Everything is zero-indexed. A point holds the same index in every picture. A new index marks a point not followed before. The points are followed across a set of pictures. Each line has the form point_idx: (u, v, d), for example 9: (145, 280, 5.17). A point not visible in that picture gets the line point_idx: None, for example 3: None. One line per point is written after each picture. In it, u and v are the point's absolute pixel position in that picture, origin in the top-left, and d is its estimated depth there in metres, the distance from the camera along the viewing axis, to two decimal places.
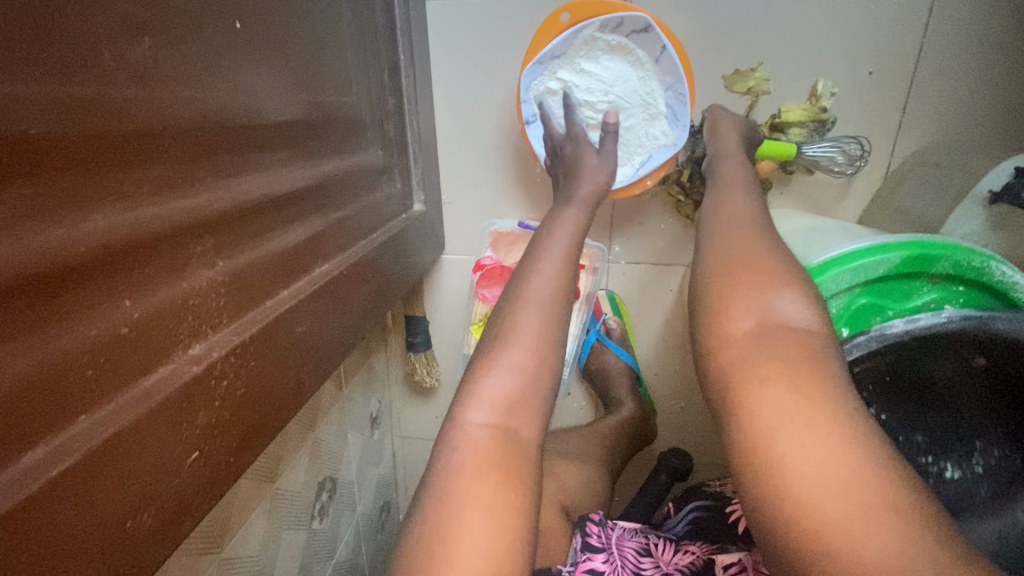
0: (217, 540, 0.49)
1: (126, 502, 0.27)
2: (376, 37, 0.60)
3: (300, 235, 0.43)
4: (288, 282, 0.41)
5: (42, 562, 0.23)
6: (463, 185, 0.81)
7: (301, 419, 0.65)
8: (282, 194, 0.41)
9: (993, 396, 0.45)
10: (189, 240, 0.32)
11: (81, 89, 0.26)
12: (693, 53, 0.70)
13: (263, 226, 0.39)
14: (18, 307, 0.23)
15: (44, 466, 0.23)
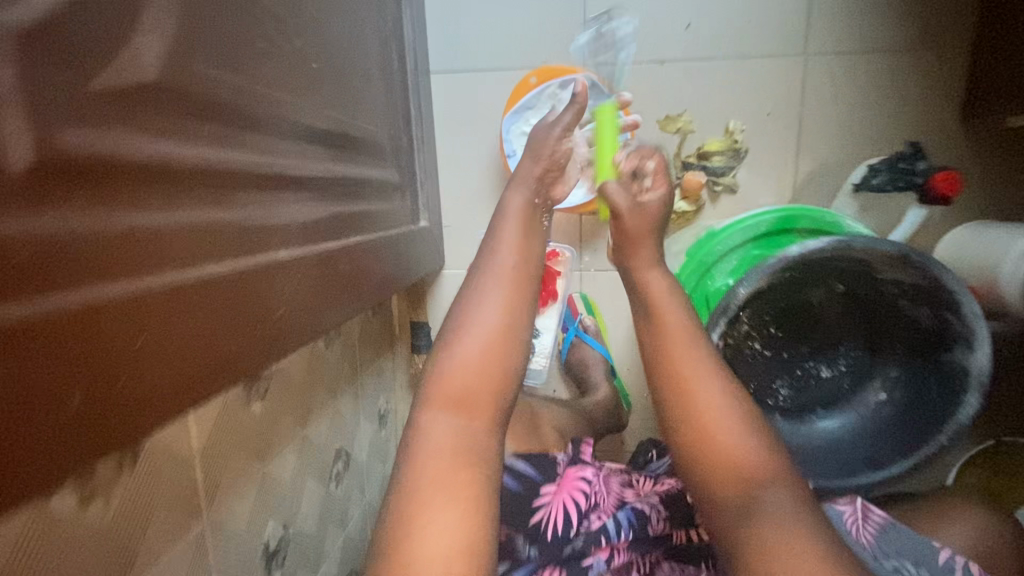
0: (262, 455, 0.62)
1: (196, 324, 0.35)
2: (395, 92, 0.81)
3: (331, 207, 0.57)
4: (321, 236, 0.54)
5: (147, 329, 0.31)
6: (460, 212, 1.00)
7: (326, 387, 0.79)
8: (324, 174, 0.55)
9: (847, 313, 0.64)
10: (265, 177, 0.45)
11: (226, 56, 0.40)
12: (634, 104, 0.93)
13: (309, 192, 0.53)
14: (170, 165, 0.34)
15: (166, 266, 0.33)
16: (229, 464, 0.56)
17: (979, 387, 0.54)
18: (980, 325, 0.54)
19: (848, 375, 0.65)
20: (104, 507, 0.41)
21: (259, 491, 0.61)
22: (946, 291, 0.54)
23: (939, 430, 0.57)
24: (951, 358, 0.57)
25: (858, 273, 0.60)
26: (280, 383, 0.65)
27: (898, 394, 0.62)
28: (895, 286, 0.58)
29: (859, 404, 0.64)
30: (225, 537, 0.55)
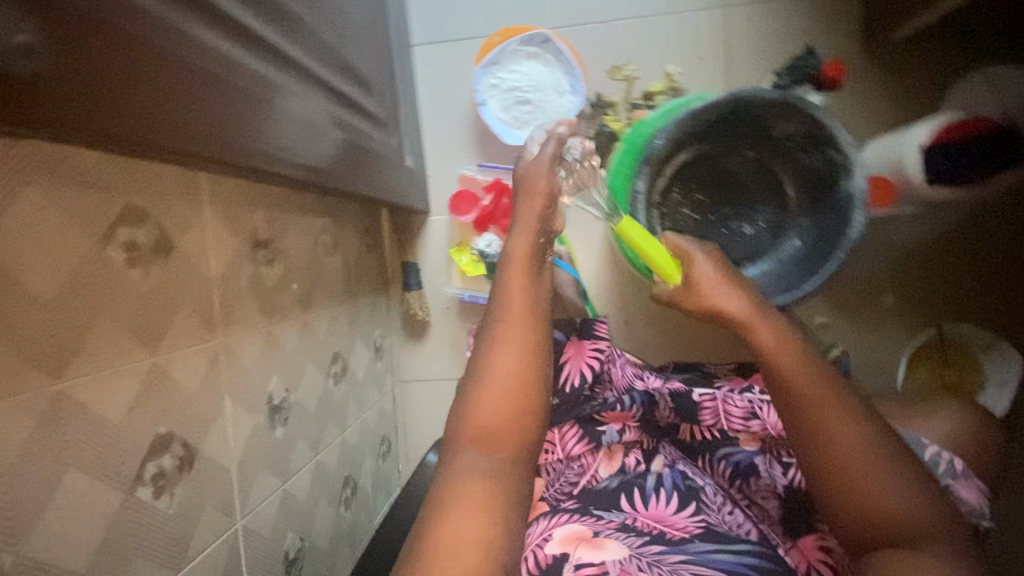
0: (268, 313, 0.72)
1: (166, 91, 0.44)
2: (381, 46, 0.96)
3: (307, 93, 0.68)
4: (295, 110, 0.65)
5: (146, 65, 0.42)
6: (442, 162, 1.14)
7: (324, 292, 0.89)
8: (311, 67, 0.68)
9: (760, 173, 0.75)
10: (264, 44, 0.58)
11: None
12: (586, 59, 1.09)
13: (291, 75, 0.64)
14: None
15: (171, 40, 0.44)
16: (240, 306, 0.66)
17: (862, 206, 0.65)
18: (855, 156, 0.65)
19: (766, 229, 0.76)
20: (143, 277, 0.52)
21: (264, 344, 0.71)
22: (824, 129, 0.65)
23: (837, 252, 0.67)
24: (840, 191, 0.68)
25: (758, 133, 0.72)
26: (283, 262, 0.76)
27: (808, 238, 0.72)
28: (789, 139, 0.70)
29: (779, 249, 0.75)
30: (235, 365, 0.65)
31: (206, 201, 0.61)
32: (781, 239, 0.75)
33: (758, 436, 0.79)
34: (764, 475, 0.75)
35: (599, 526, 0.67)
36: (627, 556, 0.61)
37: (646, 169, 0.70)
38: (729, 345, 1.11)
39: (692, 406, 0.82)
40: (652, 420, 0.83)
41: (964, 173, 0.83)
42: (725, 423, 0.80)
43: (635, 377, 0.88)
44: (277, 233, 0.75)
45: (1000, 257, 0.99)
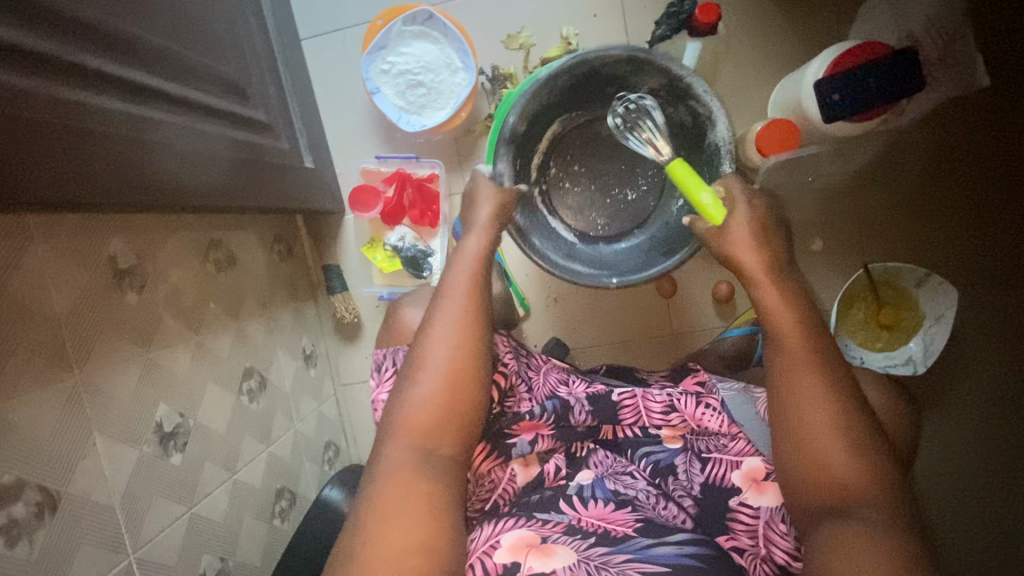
0: (145, 339, 0.70)
1: None
2: (254, 46, 0.92)
3: (144, 112, 0.67)
4: (133, 132, 0.65)
5: None
6: (350, 159, 1.12)
7: (225, 309, 0.87)
8: (148, 86, 0.68)
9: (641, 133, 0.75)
10: (75, 78, 0.58)
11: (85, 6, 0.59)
12: (478, 32, 1.04)
13: (122, 100, 0.65)
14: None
15: None
16: (101, 337, 0.64)
17: (728, 154, 0.63)
18: (714, 103, 0.63)
19: (650, 191, 0.78)
20: None
21: (143, 371, 0.70)
22: (680, 79, 0.63)
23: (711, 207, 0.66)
24: (709, 141, 0.66)
25: (628, 92, 0.71)
26: (159, 286, 0.74)
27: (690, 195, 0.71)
28: (652, 95, 0.69)
29: (663, 209, 0.77)
30: (103, 398, 0.64)
31: (41, 238, 0.59)
32: (666, 198, 0.77)
33: (679, 430, 0.77)
34: (682, 476, 0.73)
35: (546, 531, 0.62)
36: (576, 562, 0.57)
37: (505, 148, 0.68)
38: (663, 309, 1.08)
39: (613, 405, 0.76)
40: (569, 425, 0.76)
41: (862, 104, 0.78)
42: (646, 419, 0.77)
43: (554, 381, 0.80)
44: (148, 257, 0.73)
45: (912, 195, 0.96)
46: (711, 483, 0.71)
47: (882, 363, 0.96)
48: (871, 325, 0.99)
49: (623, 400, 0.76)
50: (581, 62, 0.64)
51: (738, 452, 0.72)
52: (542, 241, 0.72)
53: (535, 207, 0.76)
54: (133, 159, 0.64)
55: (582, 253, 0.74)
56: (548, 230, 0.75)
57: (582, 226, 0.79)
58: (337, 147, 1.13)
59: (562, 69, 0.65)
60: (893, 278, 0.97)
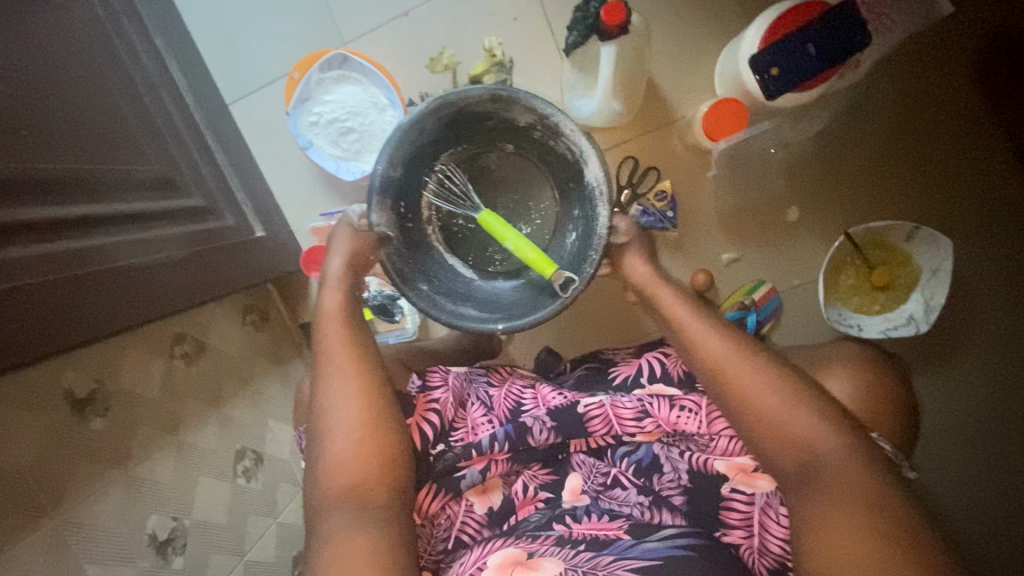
0: (121, 460, 0.72)
1: None
2: (178, 130, 0.91)
3: (66, 245, 0.67)
4: (56, 272, 0.65)
5: None
6: (304, 214, 1.11)
7: (204, 398, 0.89)
8: (66, 217, 0.67)
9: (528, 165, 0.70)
10: None
11: None
12: (400, 64, 1.00)
13: (38, 241, 0.64)
14: None
15: None
16: (75, 472, 0.67)
17: (603, 194, 0.61)
18: (584, 142, 0.61)
19: (542, 227, 0.71)
20: None
21: (126, 490, 0.72)
22: (546, 117, 0.60)
23: (594, 248, 0.62)
24: (585, 180, 0.64)
25: (507, 126, 0.66)
26: (127, 401, 0.76)
27: (580, 229, 0.66)
28: (529, 128, 0.64)
29: (556, 246, 0.70)
30: (88, 530, 0.67)
31: None
32: (558, 233, 0.70)
33: (654, 434, 0.72)
34: (667, 469, 0.70)
35: (533, 547, 0.61)
36: (563, 571, 0.56)
37: (376, 199, 0.63)
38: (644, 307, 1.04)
39: (579, 418, 0.71)
40: (525, 448, 0.71)
41: (803, 73, 0.71)
42: (618, 428, 0.71)
43: (509, 398, 0.74)
44: (108, 377, 0.74)
45: (885, 144, 0.90)
46: (695, 476, 0.68)
47: (881, 328, 0.90)
48: (865, 289, 0.92)
49: (590, 411, 0.71)
50: (445, 105, 0.60)
51: (721, 451, 0.69)
52: (431, 289, 0.67)
53: (420, 256, 0.69)
54: (57, 303, 0.64)
55: (477, 295, 0.70)
56: (440, 273, 0.70)
57: (477, 266, 0.73)
58: (289, 204, 1.11)
59: (427, 114, 0.60)
60: (880, 237, 0.90)
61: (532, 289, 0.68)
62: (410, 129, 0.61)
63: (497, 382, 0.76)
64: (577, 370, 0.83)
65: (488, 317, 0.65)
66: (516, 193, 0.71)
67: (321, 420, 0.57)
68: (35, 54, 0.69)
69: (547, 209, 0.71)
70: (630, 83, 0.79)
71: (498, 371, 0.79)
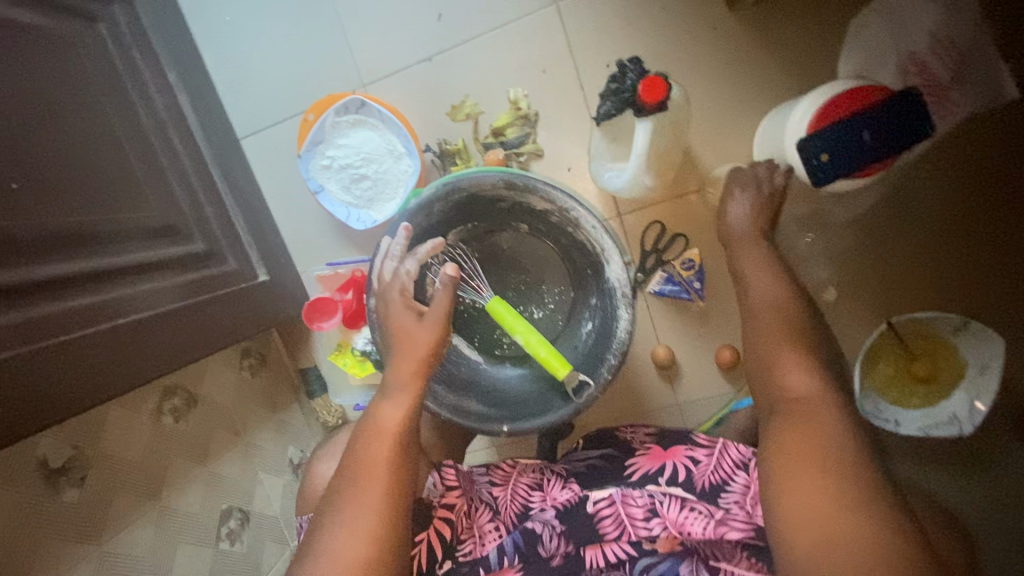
0: (96, 532, 0.68)
1: None
2: (184, 170, 0.86)
3: (46, 309, 0.63)
4: (32, 340, 0.60)
5: None
6: (311, 257, 1.06)
7: (191, 456, 0.83)
8: (47, 277, 0.63)
9: (546, 247, 0.64)
10: None
11: None
12: (421, 108, 0.96)
13: (14, 306, 0.60)
14: None
15: None
16: (41, 548, 0.62)
17: (626, 298, 0.53)
18: (609, 238, 0.53)
19: (558, 312, 0.65)
20: None
21: (97, 565, 0.67)
22: (566, 210, 0.54)
23: (612, 352, 0.55)
24: (606, 276, 0.56)
25: (523, 210, 0.60)
26: (107, 465, 0.71)
27: (597, 321, 0.60)
28: (549, 215, 0.58)
29: (571, 335, 0.63)
30: None
31: None
32: (574, 321, 0.64)
33: (671, 539, 0.65)
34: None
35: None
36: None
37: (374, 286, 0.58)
38: (662, 380, 0.97)
39: (588, 519, 0.66)
40: (538, 560, 0.64)
41: (858, 162, 0.65)
42: (631, 532, 0.64)
43: (521, 502, 0.70)
44: (89, 441, 0.69)
45: (933, 229, 0.83)
46: None
47: (919, 425, 0.82)
48: (904, 380, 0.84)
49: (600, 510, 0.66)
50: (456, 189, 0.55)
51: (748, 565, 0.62)
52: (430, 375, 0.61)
53: None
54: (33, 374, 0.60)
55: (480, 383, 0.64)
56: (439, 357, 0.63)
57: (484, 347, 0.67)
58: (297, 244, 1.07)
59: (433, 199, 0.55)
60: (925, 326, 0.83)
61: (539, 383, 0.62)
62: (416, 211, 0.55)
63: (509, 478, 0.73)
64: (593, 457, 0.76)
65: (487, 413, 0.59)
66: (530, 272, 0.65)
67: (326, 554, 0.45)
68: (31, 104, 0.65)
69: (564, 295, 0.65)
70: (665, 155, 0.73)
71: (510, 467, 0.75)
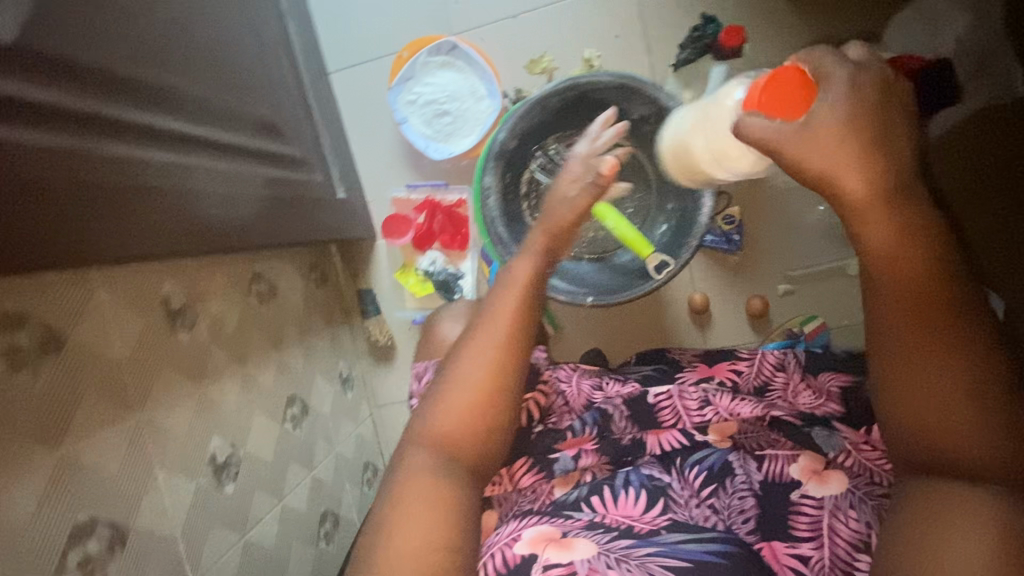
0: (198, 376, 0.74)
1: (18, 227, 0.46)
2: (289, 84, 0.96)
3: (202, 160, 0.68)
4: (191, 182, 0.65)
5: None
6: (380, 187, 1.15)
7: (268, 339, 0.91)
8: (204, 133, 0.69)
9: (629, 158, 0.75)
10: (139, 143, 0.58)
11: (150, 65, 0.60)
12: (502, 60, 1.07)
13: (184, 151, 0.65)
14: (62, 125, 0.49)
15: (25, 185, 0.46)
16: (160, 375, 0.68)
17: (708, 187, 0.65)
18: None
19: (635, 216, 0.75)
20: (31, 378, 0.53)
21: (198, 405, 0.73)
22: (665, 110, 0.65)
23: (691, 237, 0.66)
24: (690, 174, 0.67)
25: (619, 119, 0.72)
26: (210, 321, 0.78)
27: (674, 220, 0.71)
28: (643, 121, 0.70)
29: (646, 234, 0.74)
30: (161, 434, 0.67)
31: (104, 283, 0.62)
32: (649, 223, 0.74)
33: (725, 430, 0.76)
34: (740, 473, 0.70)
35: (568, 526, 0.63)
36: (596, 555, 0.58)
37: (493, 163, 0.69)
38: (693, 324, 1.07)
39: (650, 407, 0.80)
40: (611, 437, 0.77)
41: None
42: (687, 420, 0.79)
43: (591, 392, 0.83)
44: (197, 295, 0.77)
45: None
46: (769, 480, 0.69)
47: None
48: None
49: (660, 401, 0.80)
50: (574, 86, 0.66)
51: (790, 447, 0.71)
52: None
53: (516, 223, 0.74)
54: (199, 211, 0.67)
55: (563, 268, 0.73)
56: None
57: None
58: (367, 175, 1.16)
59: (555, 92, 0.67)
60: None
61: (617, 271, 0.73)
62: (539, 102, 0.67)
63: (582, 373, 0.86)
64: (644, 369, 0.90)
65: (574, 287, 0.70)
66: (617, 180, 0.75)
67: (456, 378, 0.58)
68: None
69: (641, 202, 0.75)
70: None
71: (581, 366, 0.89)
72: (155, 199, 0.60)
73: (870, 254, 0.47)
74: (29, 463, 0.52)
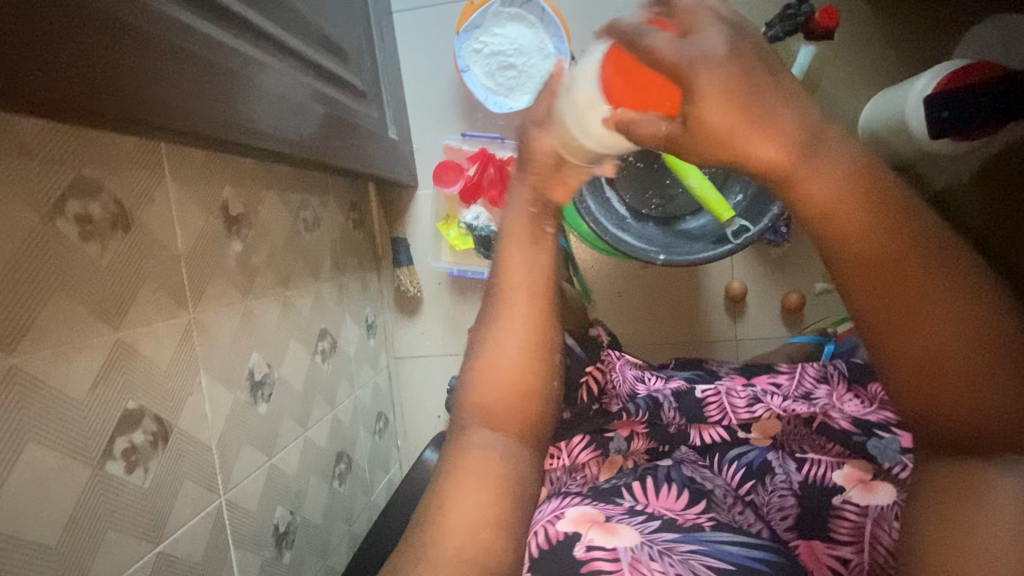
0: (246, 289, 0.72)
1: (83, 69, 0.41)
2: (358, 13, 0.93)
3: (269, 59, 0.64)
4: (262, 79, 0.62)
5: (65, 48, 0.40)
6: (429, 137, 1.13)
7: (308, 268, 0.88)
8: (268, 32, 0.65)
9: None
10: (205, 16, 0.54)
11: None
12: (573, 22, 1.05)
13: (252, 44, 0.61)
14: None
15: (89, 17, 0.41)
16: (213, 280, 0.66)
17: None
18: None
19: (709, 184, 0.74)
20: (100, 251, 0.50)
21: (243, 318, 0.71)
22: None
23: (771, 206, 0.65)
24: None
25: None
26: (261, 237, 0.76)
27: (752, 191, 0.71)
28: None
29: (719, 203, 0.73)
30: (209, 339, 0.64)
31: (171, 174, 0.60)
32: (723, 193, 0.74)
33: (769, 431, 0.77)
34: (779, 472, 0.71)
35: (610, 511, 0.64)
36: (639, 544, 0.58)
37: None
38: (729, 312, 1.07)
39: (698, 401, 0.80)
40: (660, 423, 0.78)
41: (975, 121, 0.75)
42: (733, 416, 0.78)
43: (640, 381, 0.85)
44: (253, 208, 0.74)
45: None
46: (810, 482, 0.69)
47: None
48: None
49: (707, 396, 0.80)
50: None
51: (836, 454, 0.72)
52: (599, 208, 0.70)
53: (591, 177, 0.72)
54: (272, 112, 0.64)
55: (633, 229, 0.72)
56: (602, 194, 0.72)
57: (634, 204, 0.75)
58: (417, 123, 1.14)
59: None
60: None
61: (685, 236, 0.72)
62: None
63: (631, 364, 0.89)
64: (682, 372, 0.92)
65: (644, 245, 0.69)
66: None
67: (483, 346, 0.53)
68: None
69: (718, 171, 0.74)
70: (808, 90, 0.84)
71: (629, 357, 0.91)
72: (238, 88, 0.58)
73: (811, 215, 0.37)
74: (92, 339, 0.49)
